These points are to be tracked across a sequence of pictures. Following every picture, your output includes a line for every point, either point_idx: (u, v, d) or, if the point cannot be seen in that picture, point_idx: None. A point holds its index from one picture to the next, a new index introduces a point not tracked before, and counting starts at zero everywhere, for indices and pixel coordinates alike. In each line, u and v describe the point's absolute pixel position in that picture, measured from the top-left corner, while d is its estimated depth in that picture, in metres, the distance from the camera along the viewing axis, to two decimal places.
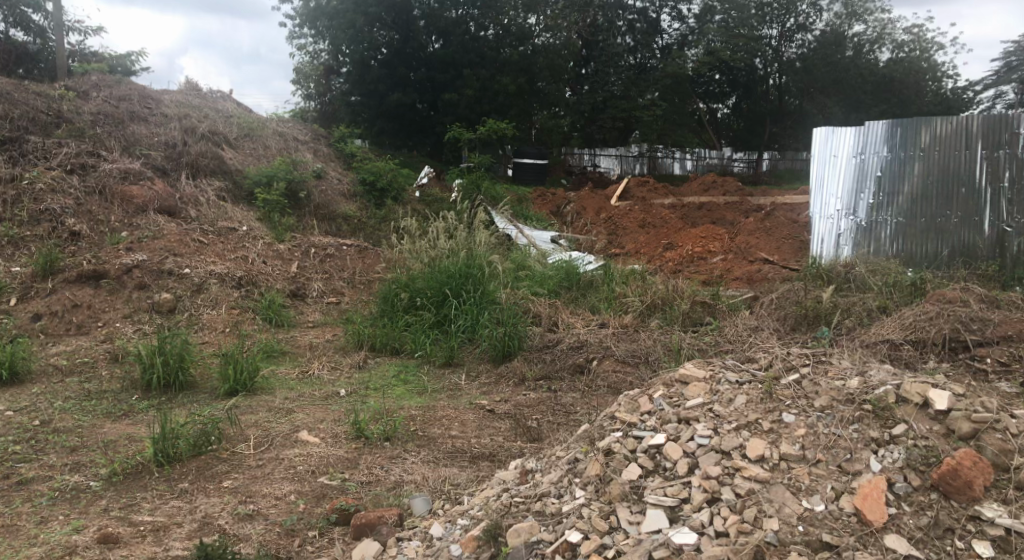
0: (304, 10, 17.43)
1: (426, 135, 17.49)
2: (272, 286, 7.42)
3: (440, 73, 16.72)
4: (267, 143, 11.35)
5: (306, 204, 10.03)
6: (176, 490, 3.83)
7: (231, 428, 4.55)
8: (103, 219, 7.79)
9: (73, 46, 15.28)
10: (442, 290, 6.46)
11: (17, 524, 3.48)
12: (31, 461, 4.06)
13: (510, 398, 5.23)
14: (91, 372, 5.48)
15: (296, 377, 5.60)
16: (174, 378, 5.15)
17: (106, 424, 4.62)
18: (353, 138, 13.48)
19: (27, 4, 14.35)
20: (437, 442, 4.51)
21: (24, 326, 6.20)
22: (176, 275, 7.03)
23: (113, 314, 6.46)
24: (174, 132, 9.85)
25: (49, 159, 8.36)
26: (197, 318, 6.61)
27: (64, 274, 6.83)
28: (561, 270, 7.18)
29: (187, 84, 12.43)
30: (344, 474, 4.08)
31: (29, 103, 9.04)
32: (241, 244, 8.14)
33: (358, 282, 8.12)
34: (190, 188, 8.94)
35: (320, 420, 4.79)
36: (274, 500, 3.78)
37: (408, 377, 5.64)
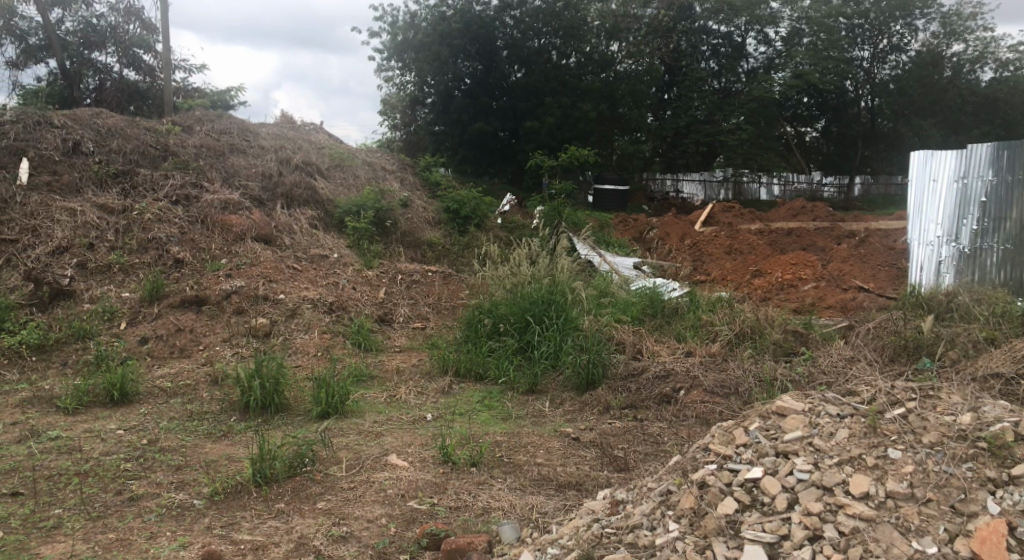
0: (392, 43, 17.99)
1: (508, 162, 17.68)
2: (361, 311, 7.62)
3: (523, 102, 16.90)
4: (356, 173, 11.72)
5: (393, 231, 10.27)
6: (274, 510, 3.96)
7: (325, 450, 4.68)
8: (205, 247, 8.18)
9: (179, 84, 16.15)
10: (525, 316, 6.49)
11: (128, 539, 3.65)
12: (141, 478, 4.27)
13: (595, 427, 5.20)
14: (193, 393, 5.74)
15: (384, 401, 5.72)
16: (271, 399, 5.34)
17: (208, 444, 4.82)
18: (437, 166, 13.76)
19: (139, 45, 15.29)
20: (523, 469, 4.52)
21: (133, 348, 6.55)
22: (271, 301, 7.34)
23: (213, 338, 6.76)
24: (271, 164, 10.28)
25: (156, 191, 8.85)
26: (291, 342, 6.84)
27: (169, 300, 7.22)
28: (645, 297, 7.11)
29: (283, 118, 12.97)
30: (433, 498, 4.13)
31: (140, 138, 9.63)
32: (332, 270, 8.42)
33: (443, 308, 8.25)
34: (285, 216, 9.32)
35: (408, 444, 4.88)
36: (366, 523, 3.86)
37: (493, 402, 5.69)
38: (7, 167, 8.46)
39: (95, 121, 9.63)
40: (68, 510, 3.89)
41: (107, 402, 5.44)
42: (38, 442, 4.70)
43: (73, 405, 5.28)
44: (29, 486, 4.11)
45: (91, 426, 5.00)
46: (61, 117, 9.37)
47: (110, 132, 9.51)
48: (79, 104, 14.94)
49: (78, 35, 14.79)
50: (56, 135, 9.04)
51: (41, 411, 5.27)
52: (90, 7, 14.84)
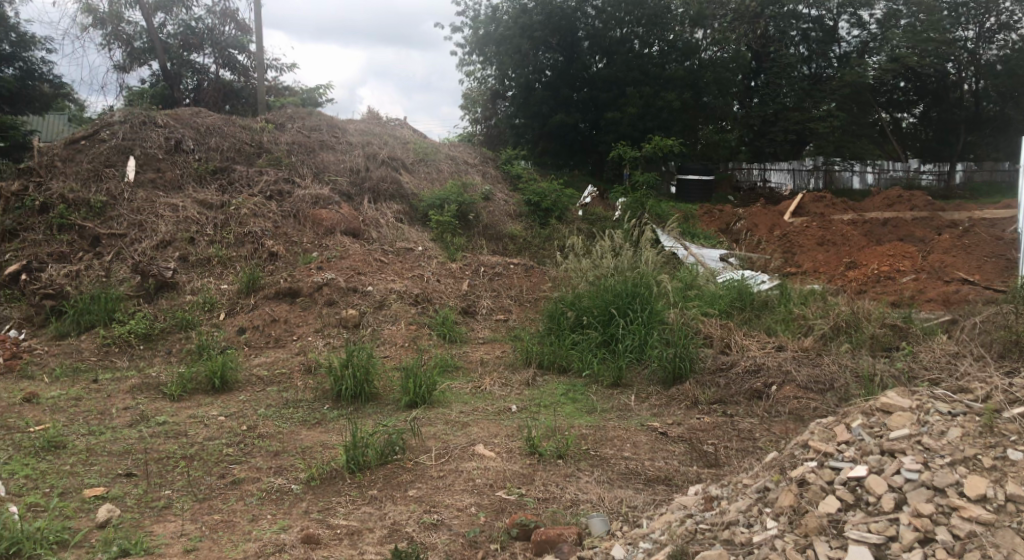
0: (474, 37, 18.14)
1: (589, 154, 17.59)
2: (446, 303, 7.73)
3: (605, 93, 16.74)
4: (440, 167, 11.87)
5: (475, 224, 10.35)
6: (367, 496, 4.06)
7: (414, 439, 4.77)
8: (297, 240, 8.44)
9: (271, 82, 16.68)
10: (609, 309, 6.44)
11: (232, 521, 3.81)
12: (242, 463, 4.46)
13: (683, 421, 5.13)
14: (288, 382, 5.94)
15: (469, 392, 5.79)
16: (361, 389, 5.48)
17: (303, 430, 4.99)
18: (519, 158, 13.80)
19: (234, 46, 15.88)
20: (610, 462, 4.50)
21: (231, 338, 6.84)
22: (360, 292, 7.52)
23: (306, 328, 6.98)
24: (358, 159, 10.53)
25: (252, 186, 9.21)
26: (379, 333, 6.99)
27: (265, 291, 7.50)
28: (733, 289, 6.97)
29: (369, 114, 13.25)
30: (522, 489, 4.16)
31: (236, 136, 10.02)
32: (417, 263, 8.55)
33: (526, 300, 8.28)
34: (372, 211, 9.53)
35: (494, 435, 4.92)
36: (456, 512, 3.92)
37: (577, 395, 5.68)
38: (116, 165, 8.94)
39: (196, 120, 10.09)
40: (177, 492, 4.09)
41: (209, 389, 5.69)
42: (147, 426, 4.96)
43: (178, 392, 5.56)
44: (141, 468, 4.34)
45: (195, 411, 5.25)
46: (164, 117, 9.84)
47: (209, 130, 9.94)
48: (179, 103, 15.60)
49: (178, 38, 15.41)
50: (160, 134, 9.49)
51: (150, 397, 5.56)
52: (190, 10, 15.43)
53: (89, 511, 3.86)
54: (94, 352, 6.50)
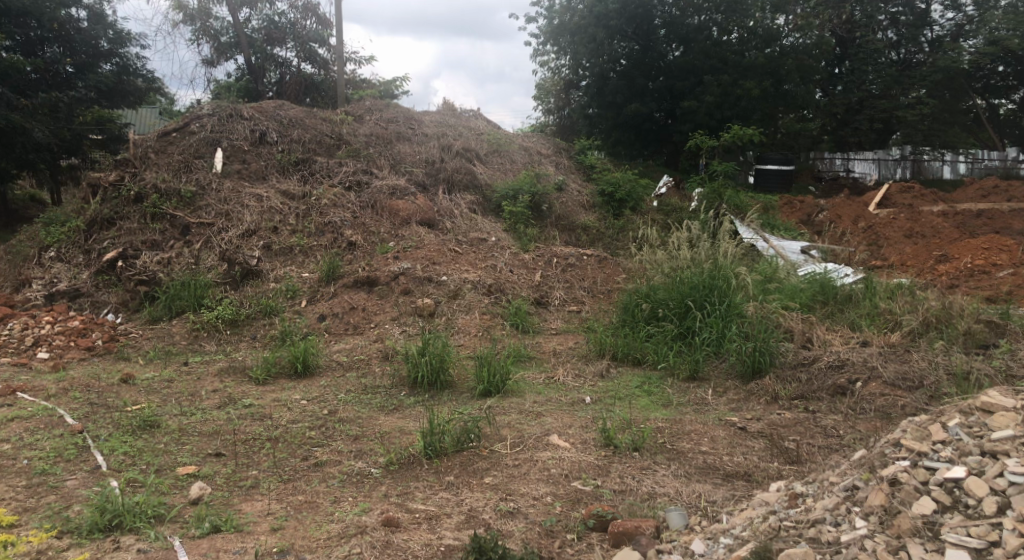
0: (548, 27, 18.09)
1: (664, 145, 17.35)
2: (519, 293, 7.74)
3: (681, 82, 16.45)
4: (513, 157, 11.90)
5: (548, 215, 10.35)
6: (444, 482, 4.12)
7: (489, 427, 4.80)
8: (374, 230, 8.60)
9: (350, 75, 17.02)
10: (685, 301, 6.33)
11: (315, 502, 3.92)
12: (324, 446, 4.57)
13: (763, 417, 5.02)
14: (366, 368, 6.08)
15: (543, 382, 5.79)
16: (436, 377, 5.55)
17: (381, 416, 5.09)
18: (592, 148, 13.71)
19: (315, 40, 16.22)
20: (688, 456, 4.44)
21: (312, 325, 7.03)
22: (435, 282, 7.60)
23: (382, 316, 7.11)
24: (433, 150, 10.63)
25: (332, 177, 9.43)
26: (453, 322, 7.06)
27: (344, 280, 7.67)
28: (815, 283, 6.76)
29: (444, 106, 13.37)
30: (597, 480, 4.14)
31: (316, 128, 10.26)
32: (491, 253, 8.59)
33: (600, 291, 8.23)
34: (446, 201, 9.61)
35: (569, 425, 4.92)
36: (532, 500, 3.94)
37: (652, 388, 5.62)
38: (205, 157, 9.30)
39: (278, 112, 10.38)
40: (263, 472, 4.23)
41: (292, 373, 5.87)
42: (235, 408, 5.15)
43: (263, 376, 5.75)
44: (230, 448, 4.50)
45: (279, 395, 5.42)
46: (249, 110, 10.16)
47: (291, 123, 10.21)
48: (263, 96, 16.05)
49: (262, 32, 15.84)
50: (245, 127, 9.86)
51: (236, 380, 5.77)
52: (273, 5, 15.83)
53: (183, 488, 4.03)
54: (184, 337, 6.78)
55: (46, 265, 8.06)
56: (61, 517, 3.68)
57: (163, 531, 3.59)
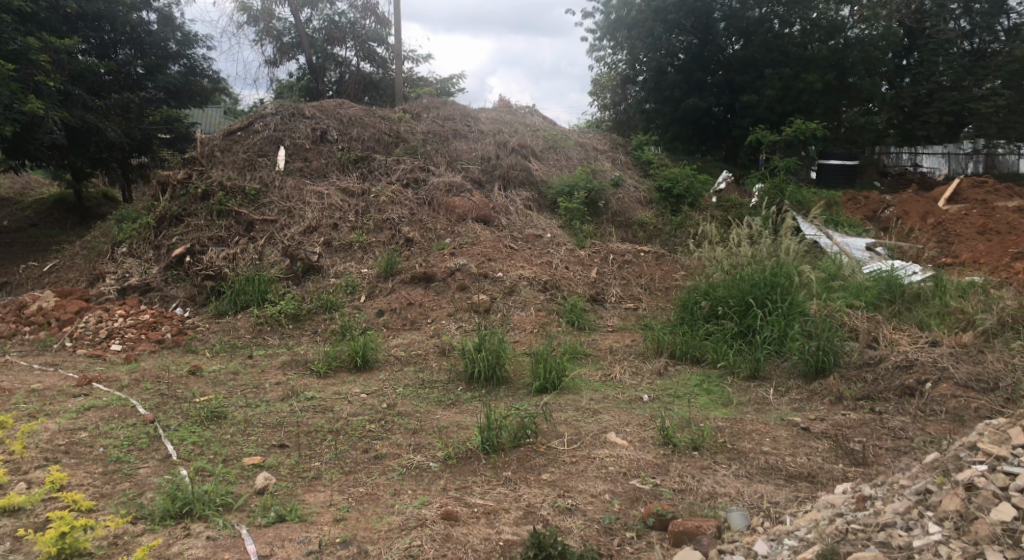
0: (605, 22, 18.01)
1: (723, 140, 17.08)
2: (575, 290, 7.71)
3: (741, 76, 16.17)
4: (569, 154, 11.86)
5: (604, 212, 10.29)
6: (502, 477, 4.13)
7: (546, 424, 4.79)
8: (431, 227, 8.67)
9: (408, 73, 17.19)
10: (746, 299, 6.22)
11: (376, 494, 3.97)
12: (383, 439, 4.63)
13: (827, 417, 4.90)
14: (423, 362, 6.14)
15: (600, 379, 5.77)
16: (493, 373, 5.57)
17: (438, 410, 5.13)
18: (650, 144, 13.58)
19: (374, 39, 16.42)
20: (749, 456, 4.36)
21: (371, 320, 7.13)
22: (491, 278, 7.62)
23: (439, 312, 7.16)
24: (489, 147, 10.66)
25: (389, 175, 9.55)
26: (509, 319, 7.08)
27: (401, 276, 7.75)
28: (882, 281, 6.56)
29: (500, 102, 13.41)
30: (656, 478, 4.11)
31: (375, 126, 10.40)
32: (546, 250, 8.58)
33: (657, 289, 8.15)
34: (502, 198, 9.63)
35: (626, 423, 4.88)
36: (590, 498, 3.92)
37: (711, 387, 5.54)
38: (268, 155, 9.54)
39: (339, 111, 10.57)
40: (325, 464, 4.30)
41: (351, 367, 5.97)
42: (297, 401, 5.25)
43: (324, 368, 5.86)
44: (293, 440, 4.60)
45: (340, 389, 5.51)
46: (311, 109, 10.38)
47: (351, 121, 10.38)
48: (323, 95, 16.34)
49: (323, 32, 16.11)
50: (307, 126, 10.07)
51: (298, 373, 5.89)
52: (334, 5, 16.07)
53: (249, 478, 4.13)
54: (248, 330, 6.95)
55: (119, 260, 8.36)
56: (135, 504, 3.81)
57: (231, 519, 3.69)
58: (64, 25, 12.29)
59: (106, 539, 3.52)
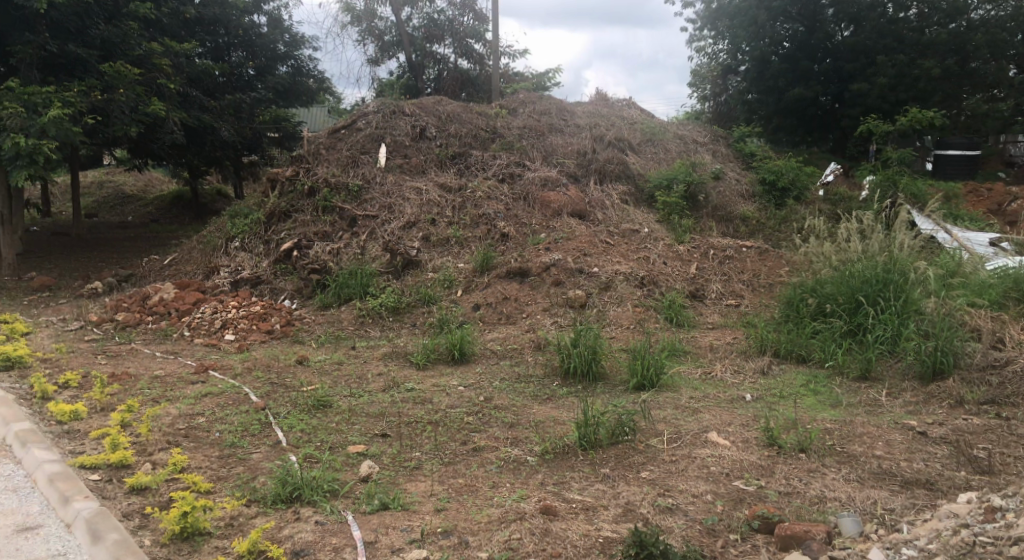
0: (706, 12, 17.65)
1: (830, 130, 16.40)
2: (673, 286, 7.57)
3: (850, 63, 15.47)
4: (667, 147, 11.64)
5: (704, 206, 10.06)
6: (600, 474, 4.09)
7: (644, 422, 4.71)
8: (526, 222, 8.69)
9: (505, 68, 17.30)
10: (856, 296, 5.94)
11: (475, 486, 4.01)
12: (481, 432, 4.67)
13: (946, 422, 4.64)
14: (519, 357, 6.16)
15: (700, 378, 5.63)
16: (589, 368, 5.53)
17: (534, 405, 5.13)
18: (752, 136, 13.20)
19: (471, 35, 16.55)
20: (860, 460, 4.17)
21: (467, 314, 7.20)
22: (586, 273, 7.57)
23: (535, 307, 7.18)
24: (586, 141, 10.58)
25: (486, 170, 9.63)
26: (605, 314, 7.01)
27: (497, 270, 7.80)
28: (1007, 279, 6.16)
29: (597, 96, 13.30)
30: (761, 480, 3.98)
31: (472, 122, 10.52)
32: (643, 245, 8.44)
33: (759, 285, 7.91)
34: (598, 192, 9.55)
35: (728, 423, 4.75)
36: (692, 498, 3.84)
37: (818, 387, 5.32)
38: (370, 152, 9.80)
39: (437, 107, 10.74)
40: (425, 454, 4.38)
41: (449, 360, 6.05)
42: (398, 392, 5.36)
43: (423, 361, 5.96)
44: (394, 430, 4.70)
45: (438, 381, 5.60)
46: (411, 106, 10.59)
47: (449, 118, 10.53)
48: (422, 93, 16.63)
49: (422, 30, 16.38)
50: (407, 122, 10.27)
51: (398, 365, 6.02)
52: (433, 3, 16.29)
53: (354, 465, 4.25)
54: (351, 322, 7.15)
55: (232, 254, 8.76)
56: (249, 487, 3.97)
57: (338, 505, 3.79)
58: (184, 30, 12.95)
59: (223, 520, 3.69)
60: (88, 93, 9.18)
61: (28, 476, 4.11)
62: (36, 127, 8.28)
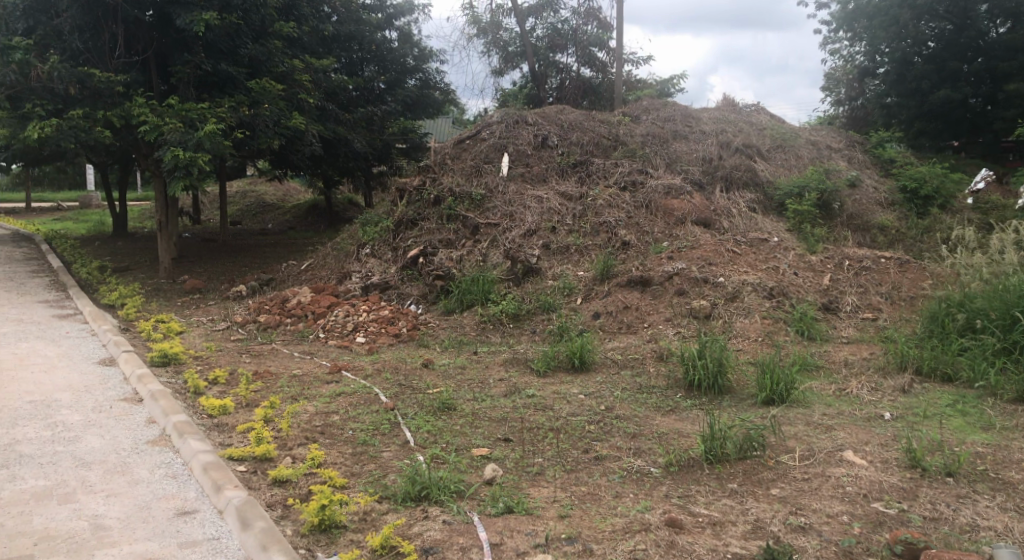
0: (842, 13, 16.91)
1: (980, 134, 15.34)
2: (804, 298, 7.29)
3: (1005, 62, 14.42)
4: (799, 153, 11.23)
5: (839, 214, 9.64)
6: (727, 489, 4.00)
7: (774, 437, 4.56)
8: (649, 230, 8.61)
9: (628, 76, 17.19)
10: (1010, 312, 5.53)
11: (598, 494, 4.01)
12: (604, 440, 4.67)
13: None
14: (641, 367, 6.10)
15: (834, 394, 5.40)
16: (714, 381, 5.41)
17: (658, 416, 5.07)
18: (891, 142, 12.55)
19: (594, 44, 16.55)
20: (1017, 489, 3.88)
21: (588, 322, 7.21)
22: (711, 283, 7.41)
23: (657, 316, 7.09)
24: (712, 148, 10.36)
25: (608, 178, 9.61)
26: (731, 325, 6.84)
27: (618, 279, 7.76)
28: None
29: (724, 102, 13.00)
30: (903, 504, 3.77)
31: (594, 130, 10.53)
32: (773, 254, 8.17)
33: (899, 298, 7.49)
34: (724, 200, 9.32)
35: (864, 442, 4.53)
36: (826, 518, 3.69)
37: (967, 408, 4.99)
38: (494, 161, 9.99)
39: (560, 116, 10.83)
40: (547, 460, 4.42)
41: (570, 367, 6.08)
42: (520, 398, 5.43)
43: (544, 368, 6.01)
44: (516, 435, 4.76)
45: (559, 388, 5.63)
46: (534, 116, 10.72)
47: (571, 126, 10.59)
48: (544, 102, 16.76)
49: (546, 39, 16.52)
50: (530, 132, 10.40)
51: (520, 371, 6.10)
52: (557, 13, 16.40)
53: (478, 468, 4.34)
54: (473, 328, 7.30)
55: (363, 260, 9.13)
56: (380, 484, 4.14)
57: (464, 506, 3.89)
58: (322, 47, 13.64)
59: (357, 514, 3.86)
60: (237, 108, 9.82)
61: (184, 465, 4.44)
62: (192, 141, 8.93)
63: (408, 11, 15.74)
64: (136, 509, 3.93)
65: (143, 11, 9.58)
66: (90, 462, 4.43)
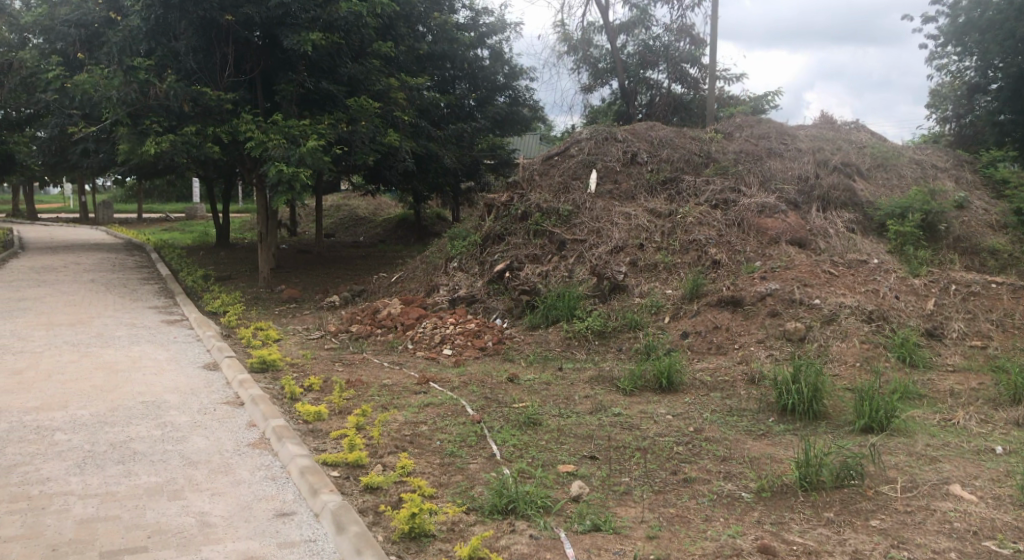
0: (950, 26, 16.13)
1: None
2: (907, 323, 6.99)
3: None
4: (902, 172, 10.81)
5: (945, 236, 9.21)
6: (823, 518, 3.87)
7: (873, 467, 4.38)
8: (740, 249, 8.43)
9: (721, 92, 16.94)
10: None
11: (687, 517, 3.94)
12: (693, 462, 4.59)
13: None
14: (731, 389, 5.98)
15: (938, 424, 5.15)
16: (808, 406, 5.24)
17: (749, 440, 4.96)
18: (1004, 162, 11.94)
19: (687, 60, 16.35)
20: None
21: (676, 341, 7.12)
22: (806, 304, 7.19)
23: (748, 338, 6.92)
24: (808, 165, 10.04)
25: (699, 195, 9.48)
26: (827, 350, 6.61)
27: (708, 298, 7.62)
28: None
29: (822, 119, 12.66)
30: (1017, 544, 3.57)
31: (685, 147, 10.41)
32: (873, 276, 7.86)
33: (1012, 326, 7.10)
34: (821, 219, 9.04)
35: (974, 476, 4.30)
36: (931, 553, 3.52)
37: None
38: (582, 178, 10.00)
39: (650, 133, 10.77)
40: (634, 480, 4.37)
41: (657, 388, 6.00)
42: (606, 416, 5.40)
43: (630, 387, 5.97)
44: (603, 453, 4.73)
45: (646, 408, 5.57)
46: (623, 132, 10.68)
47: (661, 143, 10.51)
48: (634, 118, 16.73)
49: (638, 56, 16.45)
50: (619, 148, 10.37)
51: (606, 389, 6.06)
52: (649, 30, 16.28)
53: (565, 484, 4.33)
54: (559, 344, 7.32)
55: (451, 274, 9.29)
56: (467, 496, 4.19)
57: (550, 522, 3.89)
58: (416, 65, 13.98)
59: (446, 524, 3.91)
60: (336, 124, 10.17)
61: (283, 467, 4.60)
62: (293, 155, 9.28)
63: (500, 30, 15.99)
64: (239, 508, 4.09)
65: (252, 32, 9.97)
66: (196, 461, 4.65)
